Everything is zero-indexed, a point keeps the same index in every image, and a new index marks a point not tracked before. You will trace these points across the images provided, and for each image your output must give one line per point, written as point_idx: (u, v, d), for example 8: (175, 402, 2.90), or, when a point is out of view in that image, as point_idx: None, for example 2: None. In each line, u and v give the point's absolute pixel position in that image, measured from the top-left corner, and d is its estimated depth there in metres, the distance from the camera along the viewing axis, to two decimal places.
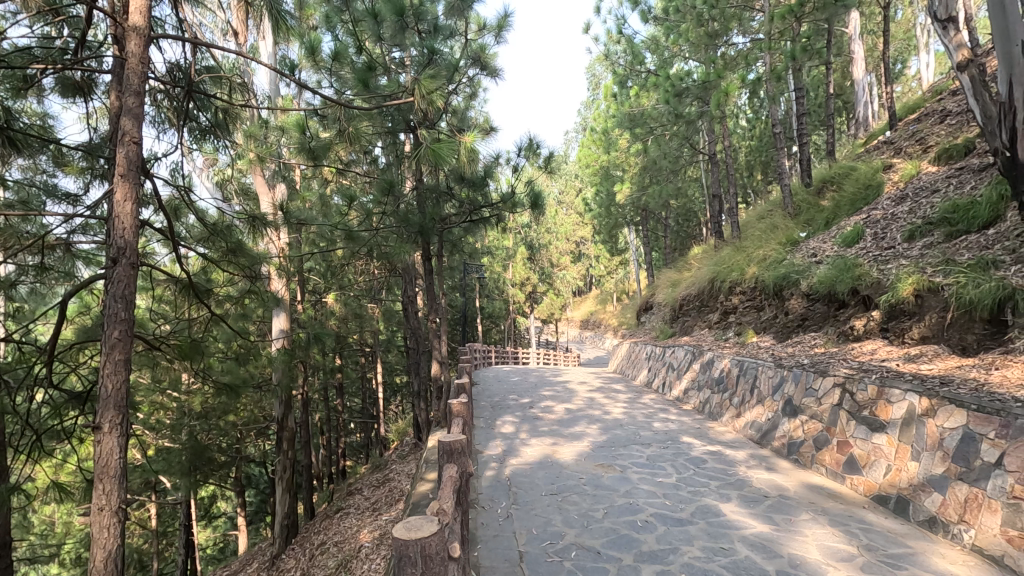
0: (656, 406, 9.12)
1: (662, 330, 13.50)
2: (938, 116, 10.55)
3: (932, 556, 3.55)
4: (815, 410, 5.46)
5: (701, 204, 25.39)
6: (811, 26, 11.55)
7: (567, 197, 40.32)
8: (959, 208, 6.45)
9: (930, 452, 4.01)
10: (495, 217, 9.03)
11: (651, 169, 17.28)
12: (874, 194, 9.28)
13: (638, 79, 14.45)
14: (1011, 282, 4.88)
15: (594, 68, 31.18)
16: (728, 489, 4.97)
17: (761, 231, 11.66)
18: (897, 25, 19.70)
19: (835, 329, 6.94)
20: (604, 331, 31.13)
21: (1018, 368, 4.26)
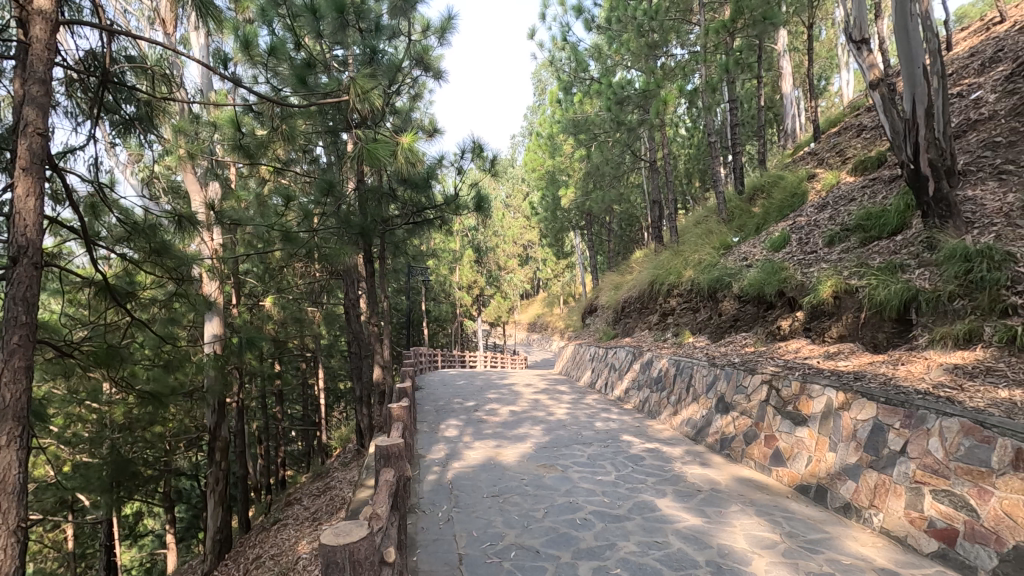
0: (598, 406, 9.32)
1: (605, 332, 13.82)
2: (855, 130, 11.35)
3: (846, 539, 3.80)
4: (745, 407, 5.74)
5: (643, 209, 26.17)
6: (744, 42, 12.16)
7: (514, 200, 40.58)
8: (872, 216, 6.95)
9: (845, 443, 4.31)
10: (439, 219, 8.99)
11: (594, 174, 17.70)
12: (799, 203, 9.86)
13: (582, 86, 14.78)
14: (916, 284, 5.30)
15: (541, 74, 31.59)
16: (664, 484, 5.13)
17: (697, 236, 12.16)
18: (820, 45, 21.07)
19: (764, 329, 7.32)
20: (551, 333, 31.50)
21: (920, 362, 4.63)
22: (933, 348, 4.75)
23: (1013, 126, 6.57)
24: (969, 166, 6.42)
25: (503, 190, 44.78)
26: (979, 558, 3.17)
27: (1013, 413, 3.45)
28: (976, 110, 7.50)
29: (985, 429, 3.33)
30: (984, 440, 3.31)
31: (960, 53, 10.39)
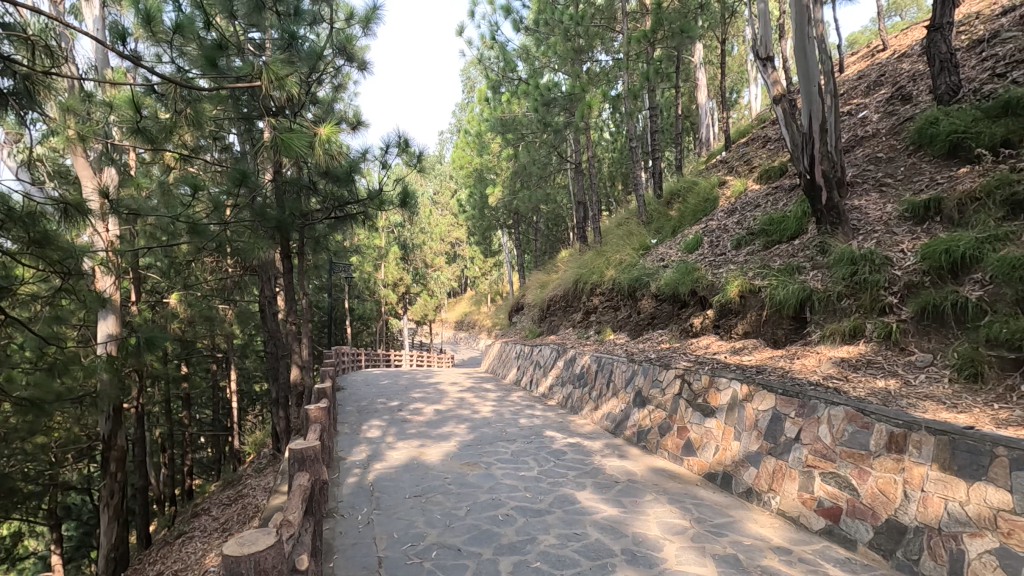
0: (523, 402, 9.44)
1: (531, 330, 14.03)
2: (760, 142, 12.22)
3: (748, 522, 4.09)
4: (660, 400, 6.03)
5: (569, 210, 26.78)
6: (663, 52, 12.74)
7: (442, 198, 40.21)
8: (775, 221, 7.50)
9: (748, 432, 4.63)
10: (362, 214, 8.68)
11: (521, 174, 17.89)
12: (711, 207, 10.47)
13: (510, 86, 14.89)
14: (810, 285, 5.78)
15: (470, 71, 31.53)
16: (584, 477, 5.28)
17: (619, 237, 12.62)
18: (732, 60, 22.50)
19: (678, 326, 7.71)
20: (478, 331, 31.51)
21: (813, 357, 5.06)
22: (824, 343, 5.20)
23: (892, 144, 7.32)
24: (856, 178, 7.09)
25: (430, 186, 44.26)
26: (860, 532, 3.52)
27: (888, 401, 3.84)
28: (862, 127, 8.28)
29: (865, 416, 3.68)
30: (864, 426, 3.67)
31: (850, 76, 11.46)
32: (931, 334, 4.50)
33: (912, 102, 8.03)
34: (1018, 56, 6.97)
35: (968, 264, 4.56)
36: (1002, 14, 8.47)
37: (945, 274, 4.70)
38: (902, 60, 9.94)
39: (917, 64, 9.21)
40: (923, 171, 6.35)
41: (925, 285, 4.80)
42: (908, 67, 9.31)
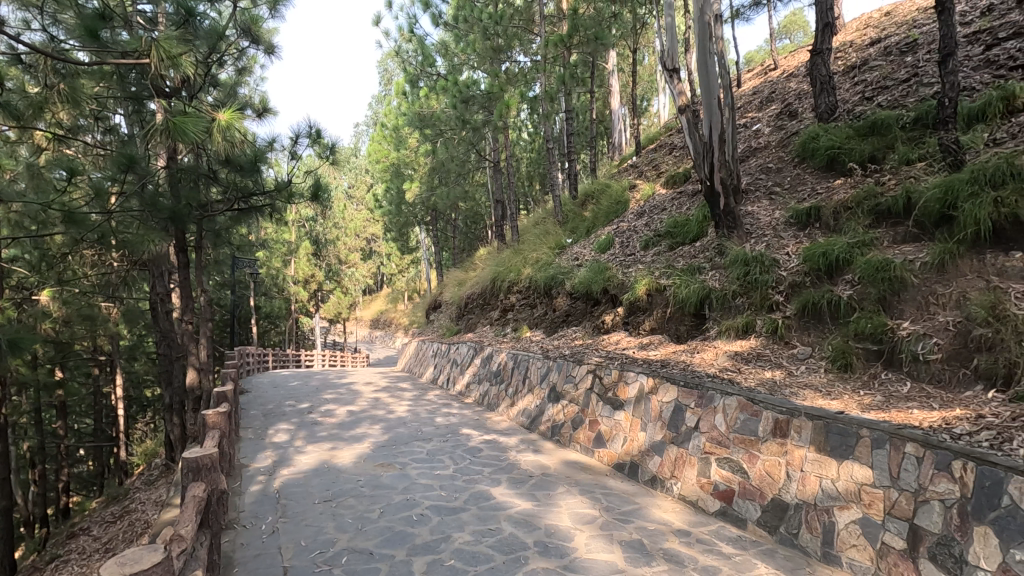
0: (440, 401, 9.38)
1: (449, 328, 13.96)
2: (667, 148, 12.93)
3: (652, 508, 4.32)
4: (573, 395, 6.23)
5: (488, 208, 26.87)
6: (579, 57, 13.12)
7: (357, 192, 38.90)
8: (679, 224, 7.97)
9: (653, 423, 4.90)
10: (269, 207, 8.14)
11: (439, 171, 17.73)
12: (622, 209, 10.93)
13: (429, 80, 14.73)
14: (709, 284, 6.21)
15: (387, 62, 30.77)
16: (499, 473, 5.34)
17: (535, 236, 12.85)
18: (643, 69, 23.60)
19: (591, 323, 7.99)
20: (394, 330, 30.85)
21: (711, 351, 5.44)
22: (720, 338, 5.60)
23: (780, 155, 8.02)
24: (750, 186, 7.69)
25: (345, 180, 42.72)
26: (749, 511, 3.84)
27: (774, 390, 4.21)
28: (756, 139, 9.00)
29: (755, 404, 4.01)
30: (754, 414, 3.99)
31: (746, 91, 12.40)
32: (810, 329, 4.99)
33: (798, 119, 8.83)
34: (883, 82, 7.87)
35: (840, 266, 5.09)
36: (871, 45, 9.53)
37: (823, 275, 5.22)
38: (790, 79, 10.90)
39: (802, 84, 10.15)
40: (806, 182, 7.01)
41: (805, 285, 5.30)
42: (795, 87, 10.22)
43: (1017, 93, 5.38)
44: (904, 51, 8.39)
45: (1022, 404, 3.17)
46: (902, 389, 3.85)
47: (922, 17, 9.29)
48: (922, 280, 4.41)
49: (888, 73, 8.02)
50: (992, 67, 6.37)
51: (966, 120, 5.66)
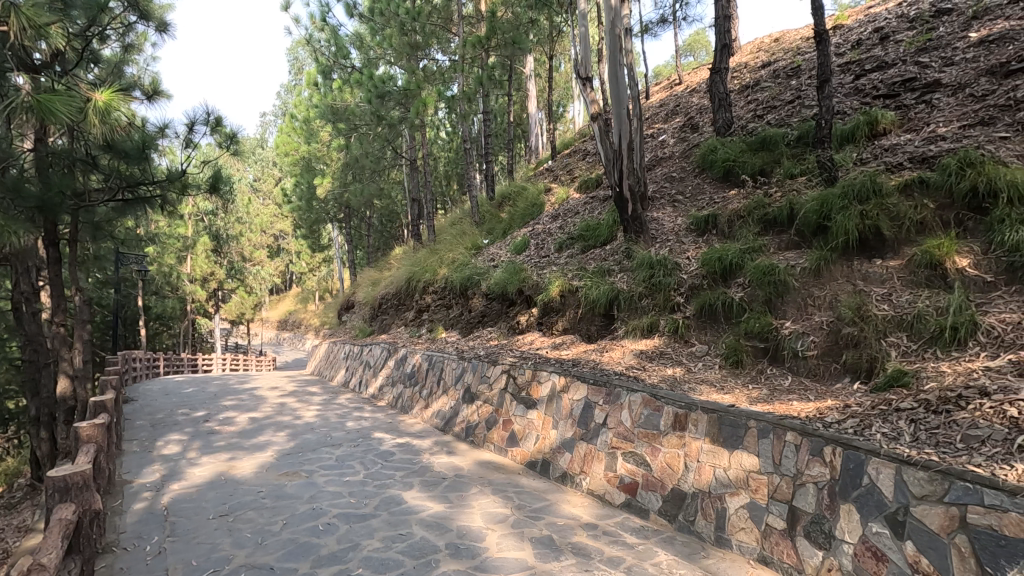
0: (352, 405, 9.06)
1: (361, 329, 13.54)
2: (581, 154, 13.35)
3: (562, 503, 4.43)
4: (487, 395, 6.25)
5: (404, 206, 26.37)
6: (497, 60, 13.22)
7: (263, 185, 36.74)
8: (591, 228, 8.25)
9: (564, 420, 5.04)
10: (159, 198, 7.42)
11: (353, 167, 17.14)
12: (537, 212, 11.14)
13: (342, 73, 14.25)
14: (618, 286, 6.47)
15: (298, 51, 29.39)
16: (412, 476, 5.25)
17: (452, 236, 12.78)
18: (559, 75, 24.22)
19: (506, 324, 8.06)
20: (304, 331, 29.42)
21: (618, 350, 5.69)
22: (627, 337, 5.86)
23: (683, 166, 8.54)
24: (656, 193, 8.11)
25: (250, 173, 40.21)
26: (651, 501, 4.05)
27: (674, 386, 4.47)
28: (661, 149, 9.52)
29: (657, 400, 4.23)
30: (656, 409, 4.21)
31: (653, 103, 13.09)
32: (707, 328, 5.35)
33: (699, 132, 9.44)
34: (772, 102, 8.60)
35: (733, 270, 5.50)
36: (762, 67, 10.38)
37: (718, 278, 5.61)
38: (692, 95, 11.64)
39: (703, 100, 10.88)
40: (705, 192, 7.50)
41: (703, 287, 5.67)
42: (697, 102, 10.93)
43: (880, 119, 6.08)
44: (790, 75, 9.23)
45: (880, 393, 3.59)
46: (784, 383, 4.22)
47: (804, 46, 10.26)
48: (802, 284, 4.87)
49: (776, 95, 8.78)
50: (860, 95, 7.15)
51: (838, 141, 6.33)
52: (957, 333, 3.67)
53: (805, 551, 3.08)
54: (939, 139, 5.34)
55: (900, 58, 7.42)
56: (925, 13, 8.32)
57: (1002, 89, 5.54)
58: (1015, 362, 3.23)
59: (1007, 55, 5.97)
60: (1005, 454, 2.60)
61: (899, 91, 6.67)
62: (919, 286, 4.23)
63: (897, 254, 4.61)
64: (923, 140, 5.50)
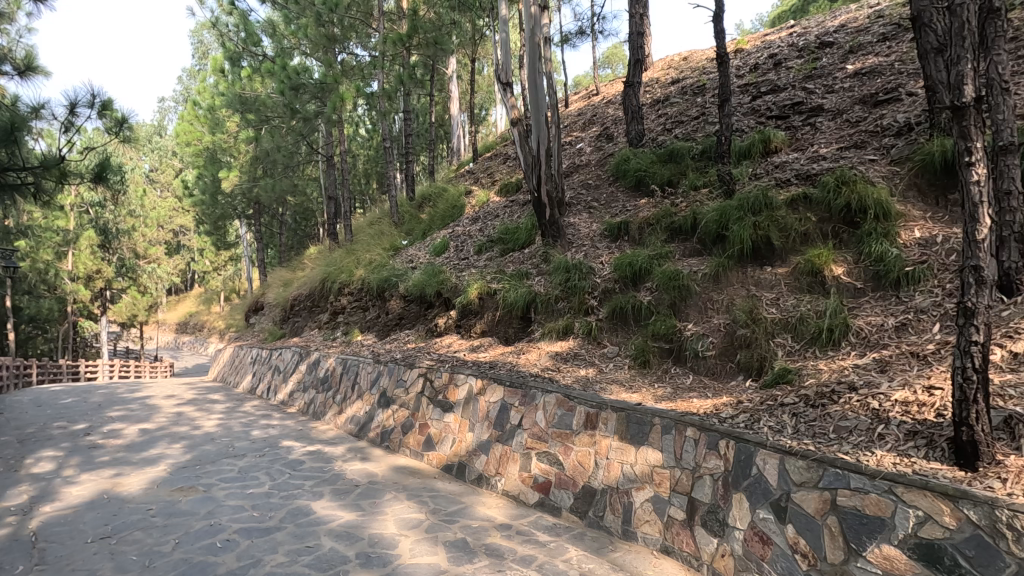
0: (258, 412, 8.56)
1: (271, 332, 12.83)
2: (502, 157, 13.47)
3: (477, 506, 4.44)
4: (404, 399, 6.14)
5: (320, 204, 25.33)
6: (418, 59, 13.08)
7: (161, 177, 33.93)
8: (510, 231, 8.35)
9: (481, 423, 5.06)
10: (31, 185, 6.60)
11: (263, 161, 16.25)
12: (457, 214, 11.10)
13: (253, 61, 13.51)
14: (535, 289, 6.59)
15: (202, 34, 27.48)
16: (322, 485, 5.04)
17: (369, 236, 12.44)
18: (481, 79, 24.31)
19: (424, 326, 7.96)
20: (206, 334, 27.40)
21: (534, 352, 5.79)
22: (544, 339, 5.98)
23: (598, 173, 8.86)
24: (573, 199, 8.34)
25: (146, 162, 37.00)
26: (563, 499, 4.16)
27: (587, 386, 4.62)
28: (579, 157, 9.82)
29: (570, 400, 4.35)
30: (569, 409, 4.33)
31: (572, 111, 13.48)
32: (618, 330, 5.58)
33: (614, 142, 9.83)
34: (680, 117, 9.13)
35: (643, 275, 5.78)
36: (672, 83, 11.01)
37: (628, 282, 5.87)
38: (608, 106, 12.11)
39: (618, 111, 11.35)
40: (618, 199, 7.82)
41: (615, 290, 5.91)
42: (612, 113, 11.38)
43: (772, 138, 6.64)
44: (696, 93, 9.86)
45: (768, 389, 3.91)
46: (686, 382, 4.49)
47: (708, 66, 10.99)
48: (703, 289, 5.20)
49: (683, 110, 9.33)
50: (756, 114, 7.77)
51: (737, 156, 6.83)
52: (833, 334, 4.08)
53: (702, 539, 3.29)
54: (821, 159, 5.92)
55: (790, 84, 8.14)
56: (811, 44, 9.19)
57: (872, 117, 6.23)
58: (878, 360, 3.65)
59: (876, 87, 6.73)
60: (868, 442, 2.93)
61: (789, 113, 7.31)
62: (802, 291, 4.65)
63: (785, 262, 5.05)
64: (807, 159, 6.06)
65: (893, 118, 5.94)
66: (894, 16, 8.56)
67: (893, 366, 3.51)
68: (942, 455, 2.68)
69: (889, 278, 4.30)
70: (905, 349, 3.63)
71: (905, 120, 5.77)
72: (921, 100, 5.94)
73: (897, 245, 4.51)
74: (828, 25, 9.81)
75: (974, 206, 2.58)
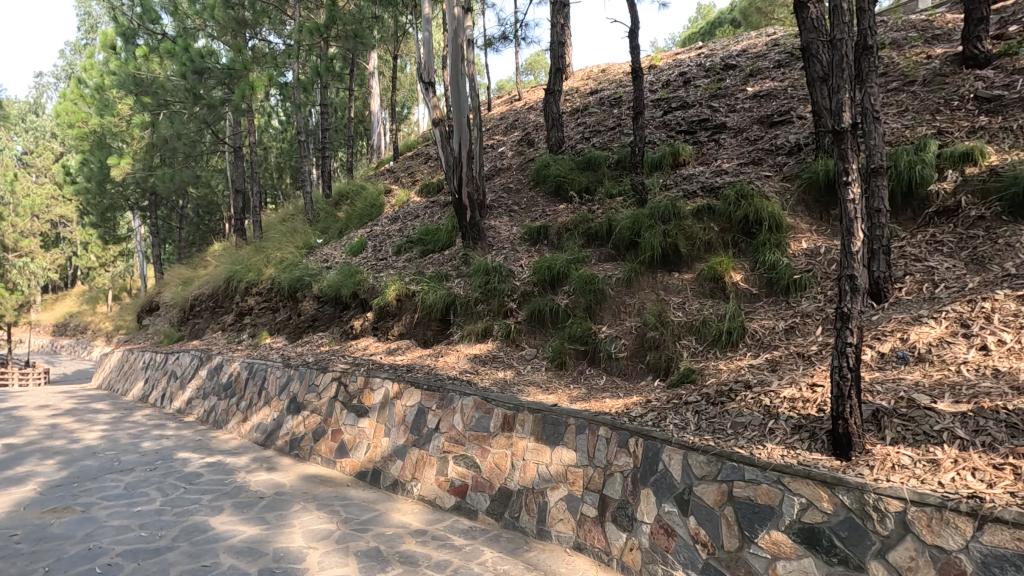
0: (150, 422, 7.85)
1: (167, 335, 11.83)
2: (423, 157, 13.29)
3: (391, 513, 4.32)
4: (315, 405, 5.88)
5: (226, 197, 23.73)
6: (337, 51, 12.65)
7: (36, 160, 30.34)
8: (430, 232, 8.26)
9: (397, 427, 4.96)
10: None
11: (161, 149, 14.99)
12: (376, 213, 10.81)
13: (150, 39, 12.46)
14: (454, 291, 6.54)
15: (91, 6, 25.03)
16: (222, 499, 4.70)
17: (280, 234, 11.81)
18: (403, 77, 23.93)
19: (338, 328, 7.67)
20: (90, 337, 24.78)
21: (453, 354, 5.76)
22: (462, 342, 5.95)
23: (519, 178, 8.97)
24: (494, 203, 8.39)
25: (18, 144, 32.99)
26: (480, 502, 4.15)
27: (504, 388, 4.65)
28: (501, 160, 9.90)
29: (487, 402, 4.37)
30: (487, 411, 4.35)
31: (494, 115, 13.57)
32: (536, 333, 5.66)
33: (535, 147, 10.00)
34: (598, 127, 9.46)
35: (560, 279, 5.91)
36: (590, 94, 11.38)
37: (547, 285, 5.98)
38: (530, 112, 12.31)
39: (539, 117, 11.57)
40: (538, 204, 7.95)
41: (534, 293, 6.00)
42: (533, 119, 11.58)
43: (681, 151, 7.04)
44: (612, 104, 10.26)
45: (674, 389, 4.13)
46: (600, 382, 4.65)
47: (625, 80, 11.47)
48: (617, 292, 5.41)
49: (601, 120, 9.67)
50: (667, 128, 8.21)
51: (649, 168, 7.18)
52: (731, 336, 4.39)
53: (612, 534, 3.41)
54: (724, 173, 6.35)
55: (698, 101, 8.68)
56: (716, 65, 9.85)
57: (768, 136, 6.78)
58: (770, 360, 3.97)
59: (772, 109, 7.33)
60: (760, 436, 3.17)
61: (696, 129, 7.79)
62: (706, 296, 4.96)
63: (691, 268, 5.36)
64: (712, 173, 6.48)
65: (785, 138, 6.49)
66: (787, 45, 9.38)
67: (783, 365, 3.84)
68: (822, 446, 2.95)
69: (780, 285, 4.69)
70: (793, 350, 3.97)
71: (796, 141, 6.33)
72: (810, 123, 6.53)
73: (787, 254, 4.93)
74: (731, 49, 10.56)
75: (850, 221, 2.86)
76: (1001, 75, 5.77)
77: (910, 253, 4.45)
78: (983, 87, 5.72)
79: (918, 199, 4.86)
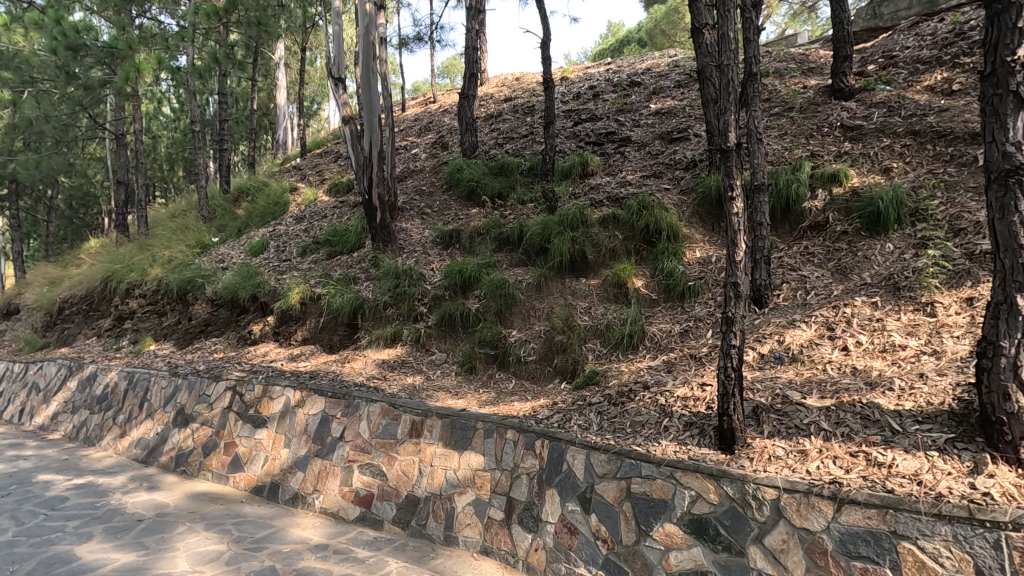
0: (4, 441, 6.88)
1: (28, 342, 10.45)
2: (333, 155, 12.79)
3: (290, 528, 4.10)
4: (206, 416, 5.44)
5: (105, 188, 21.45)
6: (238, 38, 11.85)
7: None
8: (337, 234, 7.96)
9: (298, 437, 4.71)
10: None
11: (24, 131, 13.26)
12: (279, 212, 10.23)
13: (13, 7, 10.99)
14: (362, 295, 6.34)
15: None
16: (92, 524, 4.22)
17: (169, 231, 10.84)
18: (312, 70, 22.91)
19: (235, 333, 7.16)
20: None
21: (360, 360, 5.57)
22: (371, 347, 5.77)
23: (432, 181, 8.89)
24: (405, 204, 8.24)
25: None
26: (385, 511, 4.04)
27: (413, 393, 4.57)
28: (413, 162, 9.76)
29: (395, 409, 4.28)
30: (394, 418, 4.26)
31: (408, 116, 13.35)
32: (446, 337, 5.62)
33: (448, 150, 9.95)
34: (510, 134, 9.60)
35: (472, 283, 5.91)
36: (504, 101, 11.53)
37: (458, 290, 5.95)
38: (444, 115, 12.25)
39: (453, 121, 11.54)
40: (451, 208, 7.92)
41: (445, 297, 5.95)
42: (447, 122, 11.52)
43: (589, 161, 7.30)
44: (525, 112, 10.46)
45: (579, 391, 4.27)
46: (508, 386, 4.69)
47: (538, 89, 11.74)
48: (527, 297, 5.50)
49: (514, 127, 9.82)
50: (577, 138, 8.49)
51: (559, 176, 7.37)
52: (632, 339, 4.60)
53: (518, 536, 3.45)
54: (628, 184, 6.67)
55: (605, 114, 9.06)
56: (623, 81, 10.34)
57: (668, 151, 7.21)
58: (667, 361, 4.22)
59: (672, 126, 7.80)
60: (656, 434, 3.34)
61: (603, 141, 8.12)
62: (610, 301, 5.19)
63: (597, 274, 5.57)
64: (617, 183, 6.79)
65: (683, 154, 6.93)
66: (686, 67, 10.04)
67: (678, 366, 4.09)
68: (709, 441, 3.17)
69: (677, 291, 4.99)
70: (687, 352, 4.24)
71: (692, 157, 6.78)
72: (704, 141, 7.03)
73: (682, 262, 5.27)
74: (637, 67, 11.13)
75: (734, 234, 3.11)
76: (862, 107, 6.54)
77: (787, 263, 4.92)
78: (848, 117, 6.45)
79: (794, 214, 5.38)
